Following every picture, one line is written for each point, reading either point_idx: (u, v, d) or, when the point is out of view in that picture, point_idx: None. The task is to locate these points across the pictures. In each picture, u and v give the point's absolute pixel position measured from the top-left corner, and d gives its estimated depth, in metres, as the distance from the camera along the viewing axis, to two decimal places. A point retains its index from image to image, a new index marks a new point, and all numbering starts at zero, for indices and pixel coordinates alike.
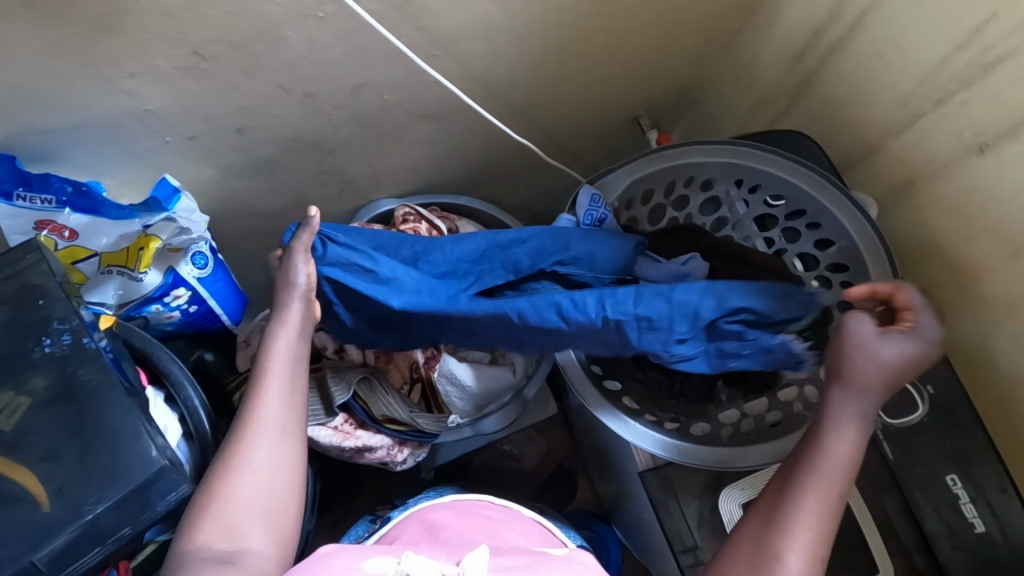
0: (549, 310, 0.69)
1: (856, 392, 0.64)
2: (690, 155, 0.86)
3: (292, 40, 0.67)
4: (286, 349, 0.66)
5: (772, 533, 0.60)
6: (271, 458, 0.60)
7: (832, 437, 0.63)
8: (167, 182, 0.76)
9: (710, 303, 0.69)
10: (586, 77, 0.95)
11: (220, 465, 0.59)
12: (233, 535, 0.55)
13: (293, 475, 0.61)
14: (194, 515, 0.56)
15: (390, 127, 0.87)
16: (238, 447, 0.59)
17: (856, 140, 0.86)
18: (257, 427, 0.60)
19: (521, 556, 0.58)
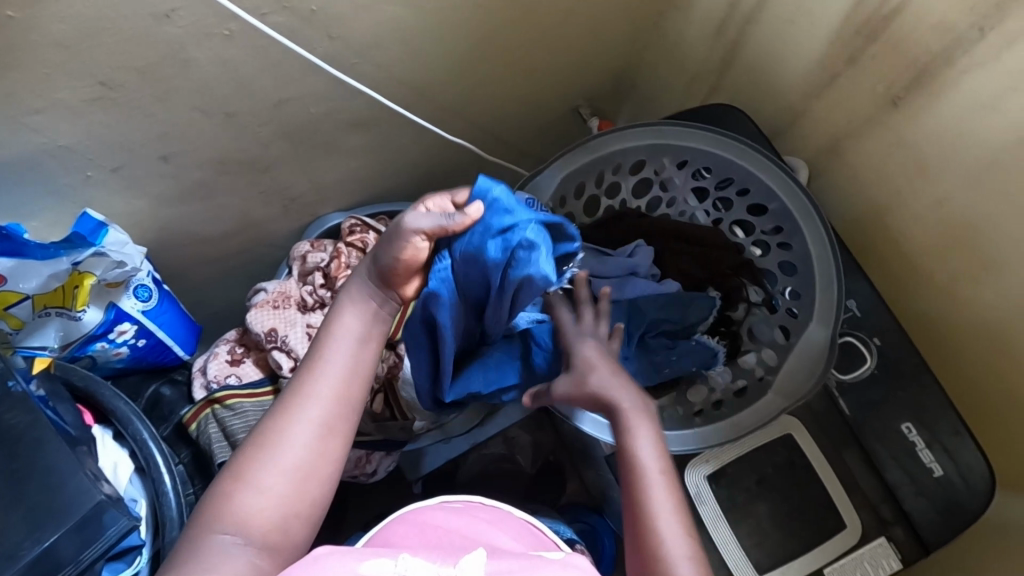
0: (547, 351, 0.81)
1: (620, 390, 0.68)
2: (616, 140, 0.87)
3: (202, 60, 0.67)
4: (346, 345, 0.64)
5: (650, 557, 0.58)
6: (303, 461, 0.58)
7: (654, 468, 0.62)
8: (90, 217, 0.75)
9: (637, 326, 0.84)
10: (516, 73, 0.96)
11: (250, 454, 0.57)
12: (251, 531, 0.54)
13: (322, 480, 0.59)
14: (219, 497, 0.55)
15: (323, 139, 0.88)
16: (272, 435, 0.58)
17: (780, 107, 0.88)
18: (293, 426, 0.58)
19: (517, 560, 0.53)
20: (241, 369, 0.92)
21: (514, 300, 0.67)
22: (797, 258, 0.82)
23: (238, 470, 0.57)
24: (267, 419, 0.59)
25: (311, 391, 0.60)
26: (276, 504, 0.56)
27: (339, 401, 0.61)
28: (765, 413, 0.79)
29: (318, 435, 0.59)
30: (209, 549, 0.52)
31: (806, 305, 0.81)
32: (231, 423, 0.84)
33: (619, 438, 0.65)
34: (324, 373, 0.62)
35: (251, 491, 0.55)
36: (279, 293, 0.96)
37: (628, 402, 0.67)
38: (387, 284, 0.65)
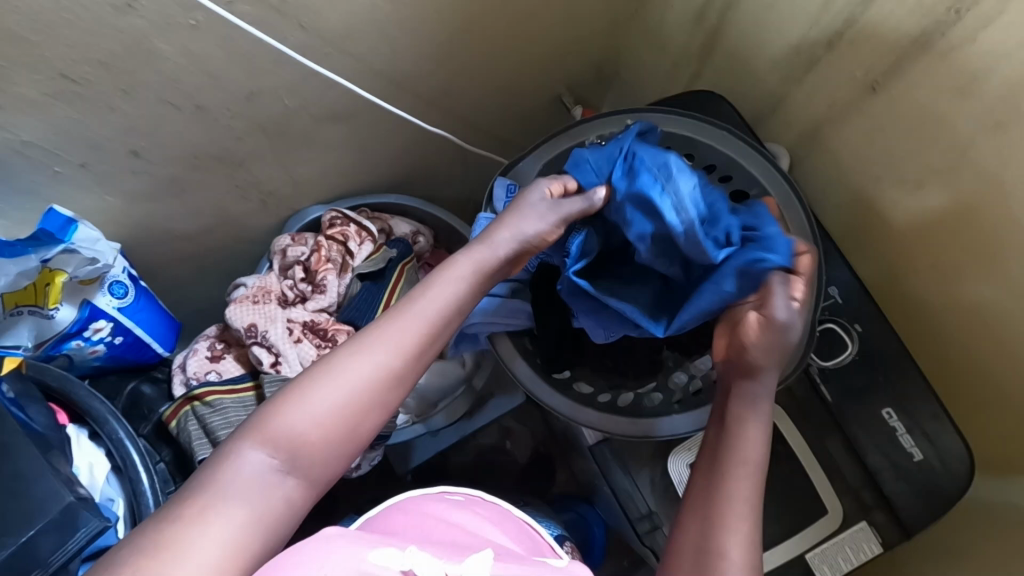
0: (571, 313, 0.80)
1: (756, 385, 0.64)
2: (599, 126, 0.87)
3: (167, 52, 0.65)
4: (441, 296, 0.64)
5: (713, 528, 0.56)
6: (359, 397, 0.57)
7: (753, 454, 0.60)
8: (55, 213, 0.70)
9: None
10: (495, 62, 0.95)
11: (312, 375, 0.57)
12: (291, 452, 0.54)
13: (372, 419, 0.58)
14: (275, 405, 0.56)
15: (299, 131, 0.87)
16: (341, 361, 0.58)
17: (762, 93, 0.88)
18: (363, 355, 0.58)
19: (519, 562, 0.53)
20: (221, 365, 0.91)
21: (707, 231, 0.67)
22: None
23: (301, 385, 0.57)
24: (346, 344, 0.59)
25: (395, 331, 0.60)
26: (317, 431, 0.55)
27: (412, 351, 0.60)
28: None
29: (383, 374, 0.58)
30: (247, 458, 0.53)
31: None
32: (210, 420, 0.83)
33: (736, 415, 0.63)
34: (411, 315, 0.62)
35: (303, 411, 0.55)
36: (259, 287, 0.95)
37: (759, 391, 0.64)
38: (514, 261, 0.70)
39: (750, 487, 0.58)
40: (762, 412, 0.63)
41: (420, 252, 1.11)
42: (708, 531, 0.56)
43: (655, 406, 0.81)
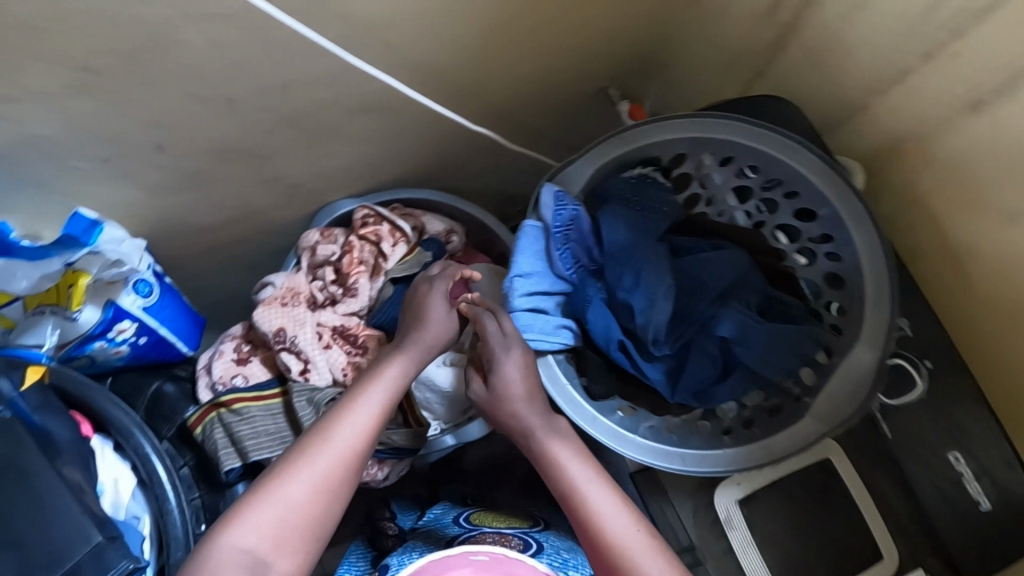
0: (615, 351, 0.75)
1: (552, 434, 0.70)
2: (655, 131, 0.80)
3: (194, 41, 0.60)
4: (379, 384, 0.69)
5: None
6: (320, 483, 0.60)
7: (601, 490, 0.63)
8: (79, 217, 0.67)
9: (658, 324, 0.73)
10: (542, 52, 0.88)
11: (276, 470, 0.60)
12: (269, 544, 0.57)
13: (335, 502, 0.61)
14: (248, 499, 0.58)
15: (332, 126, 0.81)
16: (309, 446, 0.62)
17: (837, 101, 0.80)
18: (324, 445, 0.62)
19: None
20: (248, 369, 0.88)
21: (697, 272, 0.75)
22: (846, 270, 0.76)
23: (274, 475, 0.60)
24: (306, 435, 0.63)
25: (353, 409, 0.65)
26: (292, 511, 0.58)
27: (372, 426, 0.65)
28: (804, 440, 0.72)
29: (336, 462, 0.62)
30: (222, 555, 0.55)
31: (852, 321, 0.75)
32: (238, 429, 0.81)
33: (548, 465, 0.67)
34: (370, 394, 0.68)
35: (270, 504, 0.58)
36: (288, 288, 0.90)
37: (548, 431, 0.70)
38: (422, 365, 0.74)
39: (635, 532, 0.60)
40: (581, 451, 0.68)
41: (453, 251, 1.05)
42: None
43: (704, 436, 0.77)
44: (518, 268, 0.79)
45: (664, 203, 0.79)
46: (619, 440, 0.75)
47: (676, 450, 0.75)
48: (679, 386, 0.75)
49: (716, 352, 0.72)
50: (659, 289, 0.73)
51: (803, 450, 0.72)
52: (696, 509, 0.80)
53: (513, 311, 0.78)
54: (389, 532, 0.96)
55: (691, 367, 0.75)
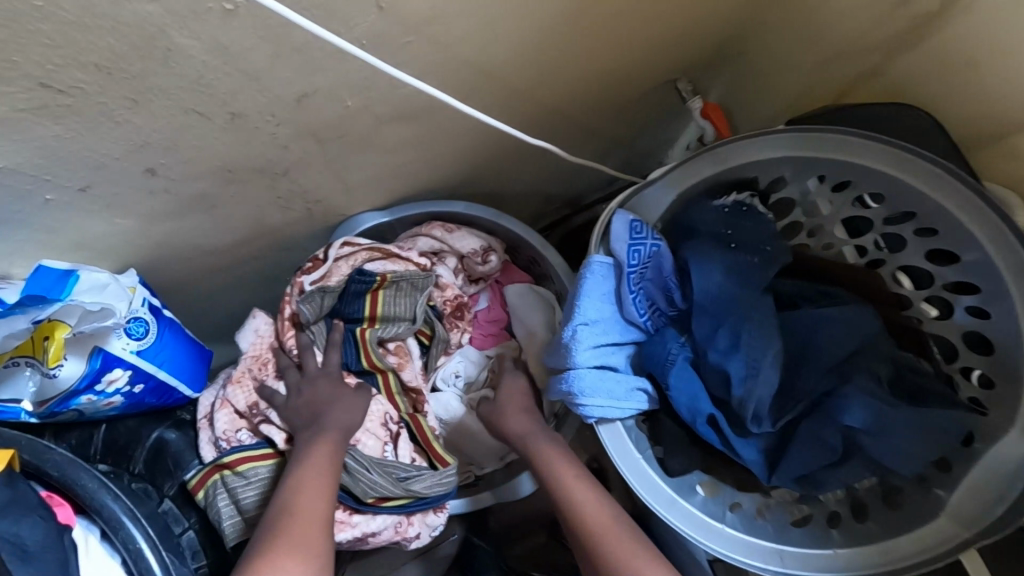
0: (705, 424, 0.62)
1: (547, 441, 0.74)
2: (754, 148, 0.65)
3: (191, 47, 0.45)
4: (313, 466, 0.67)
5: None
6: None
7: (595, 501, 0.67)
8: (47, 268, 0.56)
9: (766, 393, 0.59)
10: (610, 41, 0.72)
11: None
12: None
13: None
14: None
15: (359, 136, 0.66)
16: (278, 526, 0.61)
17: (986, 114, 0.64)
18: (277, 545, 0.59)
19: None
20: (250, 424, 0.77)
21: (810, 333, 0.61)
22: (994, 332, 0.60)
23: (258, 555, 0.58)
24: (254, 540, 0.60)
25: (307, 476, 0.66)
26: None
27: (326, 487, 0.66)
28: (938, 549, 0.58)
29: (295, 556, 0.59)
30: None
31: (999, 399, 0.60)
32: (244, 496, 0.71)
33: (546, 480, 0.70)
34: (317, 464, 0.68)
35: None
36: (255, 355, 0.81)
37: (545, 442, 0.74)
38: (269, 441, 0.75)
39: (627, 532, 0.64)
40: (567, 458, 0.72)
41: (489, 273, 0.93)
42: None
43: (807, 530, 0.64)
44: (582, 316, 0.65)
45: (767, 240, 0.65)
46: (712, 537, 0.62)
47: (772, 546, 0.62)
48: (780, 468, 0.60)
49: (838, 440, 0.58)
50: (766, 355, 0.59)
51: (944, 559, 0.58)
52: None
53: (576, 368, 0.65)
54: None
55: (797, 447, 0.59)
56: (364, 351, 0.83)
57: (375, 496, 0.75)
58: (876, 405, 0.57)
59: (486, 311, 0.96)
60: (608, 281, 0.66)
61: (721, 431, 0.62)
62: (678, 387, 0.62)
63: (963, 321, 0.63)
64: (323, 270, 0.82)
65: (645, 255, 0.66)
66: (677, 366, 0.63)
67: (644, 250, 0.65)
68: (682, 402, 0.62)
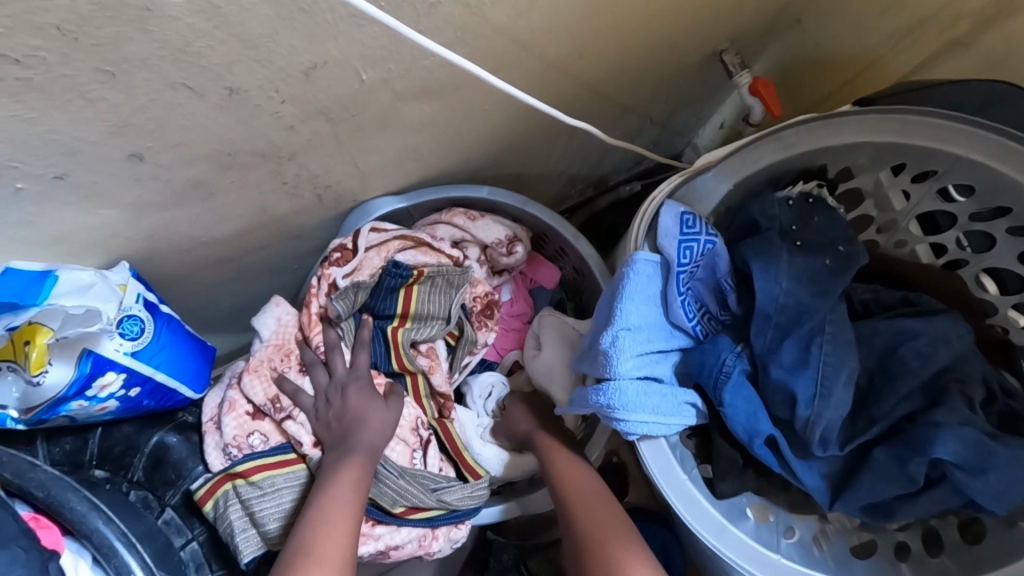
0: (764, 448, 0.55)
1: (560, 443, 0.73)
2: (827, 133, 0.56)
3: (176, 9, 0.37)
4: (343, 485, 0.64)
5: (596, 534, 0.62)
6: None
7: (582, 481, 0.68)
8: (18, 272, 0.51)
9: (836, 414, 0.52)
10: (661, 5, 0.63)
11: None
12: None
13: None
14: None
15: (373, 115, 0.59)
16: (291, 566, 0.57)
17: None
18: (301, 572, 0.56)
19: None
20: (266, 424, 0.71)
21: (893, 347, 0.53)
22: None
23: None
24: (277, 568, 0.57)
25: (332, 506, 0.62)
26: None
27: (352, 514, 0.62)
28: None
29: None
30: None
31: None
32: (260, 507, 0.66)
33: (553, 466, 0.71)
34: (341, 493, 0.63)
35: None
36: (277, 345, 0.74)
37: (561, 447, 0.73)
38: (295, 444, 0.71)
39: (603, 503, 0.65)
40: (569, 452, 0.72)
41: (515, 265, 0.85)
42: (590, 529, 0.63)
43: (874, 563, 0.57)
44: (624, 321, 0.57)
45: (841, 237, 0.57)
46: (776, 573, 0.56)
47: None
48: (846, 497, 0.54)
49: (919, 471, 0.50)
50: (839, 375, 0.53)
51: None
52: None
53: (615, 380, 0.57)
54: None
55: (866, 478, 0.53)
56: (396, 352, 0.78)
57: (404, 505, 0.70)
58: (969, 435, 0.49)
59: (509, 303, 0.89)
60: (654, 282, 0.59)
61: (780, 455, 0.55)
62: (734, 407, 0.55)
63: None
64: (354, 261, 0.76)
65: (698, 254, 0.58)
66: (733, 382, 0.56)
67: (698, 249, 0.58)
68: (738, 422, 0.55)
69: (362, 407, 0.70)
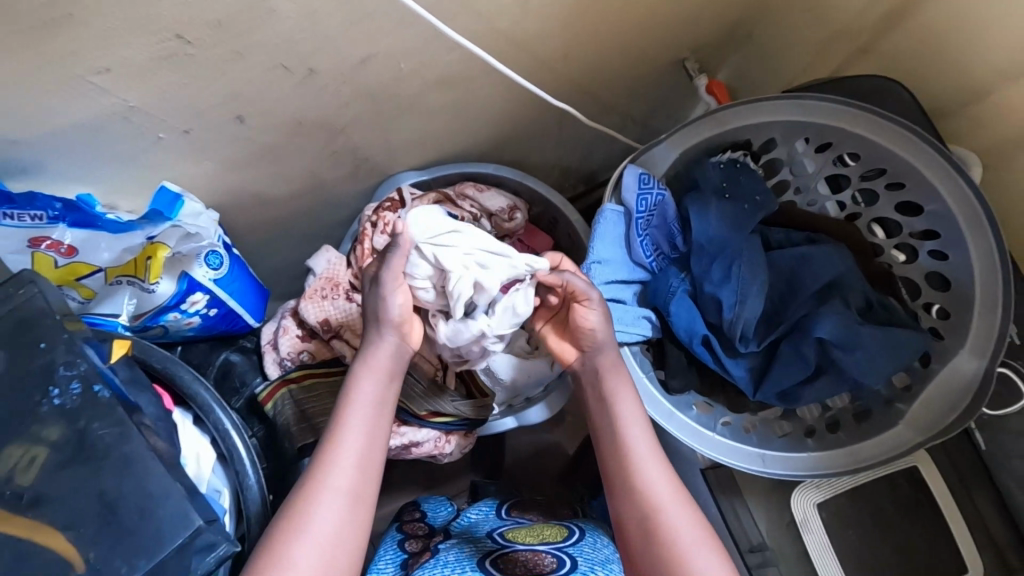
0: (701, 347, 0.72)
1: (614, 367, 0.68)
2: (751, 112, 0.74)
3: (286, 9, 0.56)
4: (367, 398, 0.64)
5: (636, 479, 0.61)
6: (334, 523, 0.57)
7: (628, 420, 0.64)
8: (165, 190, 0.66)
9: (752, 318, 0.71)
10: (627, 20, 0.82)
11: (282, 523, 0.56)
12: None
13: (363, 530, 0.59)
14: (284, 531, 0.56)
15: (406, 99, 0.77)
16: (321, 470, 0.59)
17: (954, 84, 0.74)
18: (324, 487, 0.58)
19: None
20: (313, 344, 0.88)
21: (797, 270, 0.71)
22: (953, 271, 0.71)
23: (301, 499, 0.58)
24: (300, 484, 0.59)
25: (354, 421, 0.63)
26: (337, 531, 0.57)
27: (374, 433, 0.63)
28: (898, 446, 0.69)
29: (346, 498, 0.59)
30: None
31: (958, 328, 0.70)
32: (308, 407, 0.84)
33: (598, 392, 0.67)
34: (367, 402, 0.64)
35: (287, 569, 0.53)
36: (327, 278, 0.89)
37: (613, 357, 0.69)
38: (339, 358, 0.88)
39: (648, 441, 0.63)
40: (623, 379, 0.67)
41: (514, 230, 1.02)
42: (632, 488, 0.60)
43: (786, 437, 0.74)
44: (596, 255, 0.75)
45: (758, 190, 0.75)
46: (714, 446, 0.72)
47: (755, 450, 0.72)
48: (764, 385, 0.71)
49: (813, 355, 0.69)
50: (752, 288, 0.70)
51: (902, 458, 0.68)
52: (770, 511, 0.76)
53: None
54: (419, 531, 0.82)
55: (777, 369, 0.71)
56: None
57: (428, 410, 0.84)
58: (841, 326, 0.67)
59: None
60: (618, 225, 0.76)
61: (713, 351, 0.72)
62: (678, 316, 0.73)
63: (927, 265, 0.74)
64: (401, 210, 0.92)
65: (655, 203, 0.75)
66: (677, 302, 0.73)
67: (652, 199, 0.75)
68: (682, 327, 0.72)
69: (386, 308, 0.67)
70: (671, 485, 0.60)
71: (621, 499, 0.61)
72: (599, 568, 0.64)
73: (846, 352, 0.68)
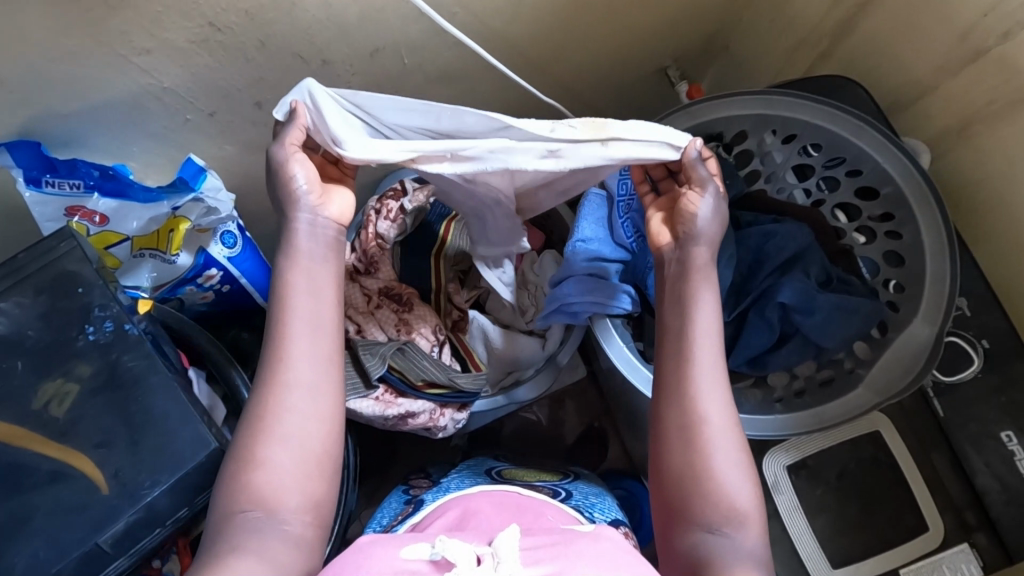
0: None
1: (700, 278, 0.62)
2: (723, 105, 0.79)
3: (308, 4, 0.64)
4: (318, 296, 0.59)
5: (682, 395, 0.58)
6: (308, 429, 0.55)
7: (699, 333, 0.60)
8: (191, 162, 0.73)
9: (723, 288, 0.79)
10: (613, 28, 0.90)
11: (252, 429, 0.54)
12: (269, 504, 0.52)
13: (332, 434, 0.56)
14: (250, 433, 0.54)
15: (410, 92, 0.84)
16: (275, 371, 0.56)
17: (904, 81, 0.82)
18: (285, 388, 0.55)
19: (548, 532, 0.49)
20: None
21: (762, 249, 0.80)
22: (905, 248, 0.77)
23: (259, 402, 0.55)
24: (267, 391, 0.55)
25: (309, 322, 0.58)
26: (308, 427, 0.55)
27: (331, 332, 0.59)
28: (855, 407, 0.74)
29: (315, 403, 0.56)
30: (241, 526, 0.51)
31: (910, 300, 0.77)
32: None
33: (674, 300, 0.63)
34: (305, 294, 0.59)
35: (267, 470, 0.53)
36: None
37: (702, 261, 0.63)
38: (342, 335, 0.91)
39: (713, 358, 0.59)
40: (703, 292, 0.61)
41: None
42: (681, 405, 0.58)
43: (755, 403, 0.80)
44: (581, 234, 0.84)
45: (728, 175, 0.84)
46: None
47: None
48: (735, 352, 0.80)
49: (774, 318, 0.78)
50: (721, 258, 0.79)
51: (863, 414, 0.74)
52: None
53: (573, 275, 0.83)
54: (423, 483, 0.87)
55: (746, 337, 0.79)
56: (438, 273, 0.96)
57: (423, 380, 0.88)
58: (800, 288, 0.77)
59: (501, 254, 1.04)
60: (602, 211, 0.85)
61: None
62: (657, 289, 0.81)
63: (885, 246, 0.81)
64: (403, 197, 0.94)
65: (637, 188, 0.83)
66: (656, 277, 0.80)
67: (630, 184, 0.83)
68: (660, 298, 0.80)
69: (293, 191, 0.60)
70: (723, 405, 0.57)
71: (669, 403, 0.58)
72: (593, 496, 0.73)
73: (806, 315, 0.77)
